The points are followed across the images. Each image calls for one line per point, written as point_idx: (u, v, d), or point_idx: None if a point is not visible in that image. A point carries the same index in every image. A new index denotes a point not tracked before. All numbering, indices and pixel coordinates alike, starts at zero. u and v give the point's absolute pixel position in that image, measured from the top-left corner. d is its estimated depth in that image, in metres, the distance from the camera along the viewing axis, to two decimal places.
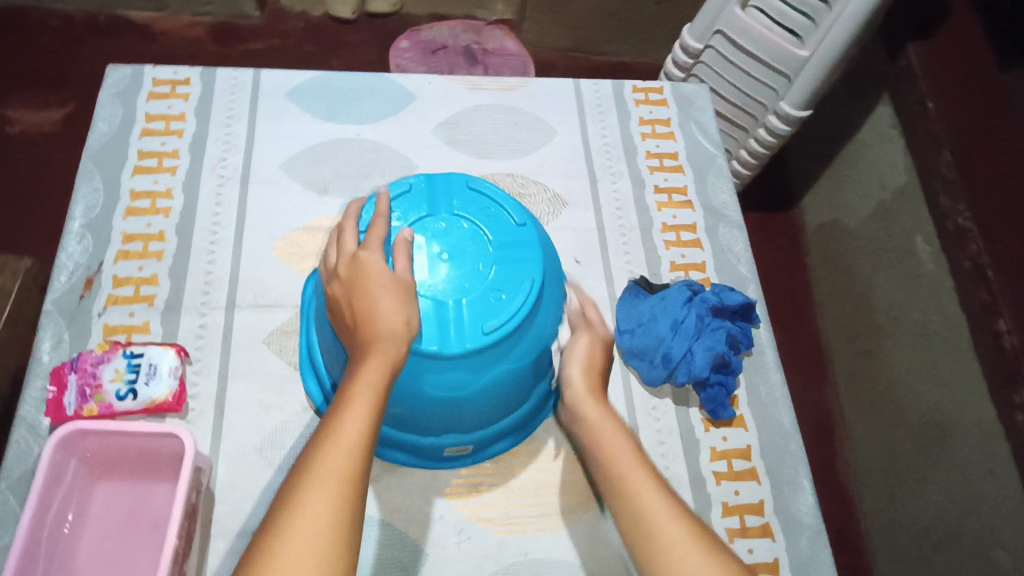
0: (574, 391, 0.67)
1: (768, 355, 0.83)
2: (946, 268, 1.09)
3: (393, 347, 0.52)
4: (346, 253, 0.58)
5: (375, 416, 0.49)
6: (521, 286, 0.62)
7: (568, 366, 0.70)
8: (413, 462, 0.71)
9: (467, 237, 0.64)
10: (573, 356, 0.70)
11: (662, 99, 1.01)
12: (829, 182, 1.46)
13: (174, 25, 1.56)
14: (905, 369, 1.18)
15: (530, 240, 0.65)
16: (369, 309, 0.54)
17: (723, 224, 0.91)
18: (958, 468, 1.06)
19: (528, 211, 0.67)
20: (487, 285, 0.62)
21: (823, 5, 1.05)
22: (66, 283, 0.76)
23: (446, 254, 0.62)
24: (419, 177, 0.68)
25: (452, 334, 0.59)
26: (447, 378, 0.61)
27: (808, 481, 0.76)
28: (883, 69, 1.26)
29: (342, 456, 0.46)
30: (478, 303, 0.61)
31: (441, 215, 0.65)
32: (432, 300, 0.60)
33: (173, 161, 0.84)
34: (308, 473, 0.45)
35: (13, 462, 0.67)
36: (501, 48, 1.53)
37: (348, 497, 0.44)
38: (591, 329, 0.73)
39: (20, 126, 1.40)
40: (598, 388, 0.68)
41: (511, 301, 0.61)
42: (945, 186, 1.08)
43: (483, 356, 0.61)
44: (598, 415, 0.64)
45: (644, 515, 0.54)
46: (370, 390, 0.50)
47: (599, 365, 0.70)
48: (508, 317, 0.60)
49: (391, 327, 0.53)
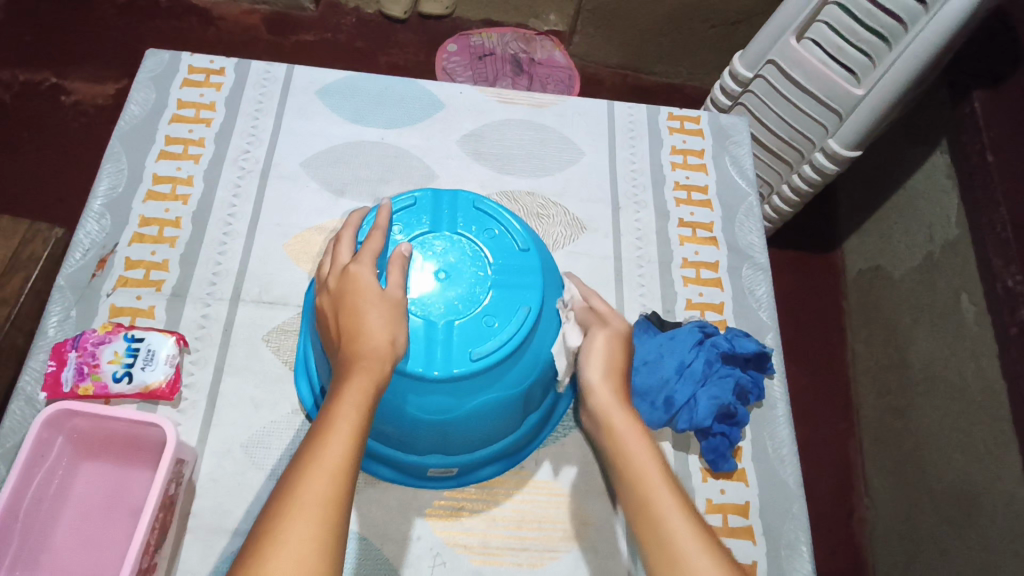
0: (598, 393, 0.60)
1: (780, 408, 0.79)
2: (991, 332, 1.02)
3: (376, 365, 0.51)
4: (339, 265, 0.58)
5: (359, 437, 0.47)
6: (515, 312, 0.60)
7: (587, 365, 0.62)
8: (396, 478, 0.69)
9: (466, 257, 0.62)
10: (592, 355, 0.62)
11: (697, 129, 0.98)
12: (874, 227, 1.39)
13: (231, 12, 1.59)
14: (935, 434, 1.11)
15: (531, 267, 0.63)
16: (354, 324, 0.53)
17: (747, 265, 0.87)
18: (983, 547, 0.99)
19: (533, 237, 0.66)
20: (481, 309, 0.60)
21: (885, 46, 0.99)
22: (80, 260, 0.77)
23: (443, 273, 0.61)
24: (427, 192, 0.67)
25: (439, 357, 0.58)
26: (432, 401, 0.59)
27: (808, 548, 0.71)
28: (942, 115, 1.20)
29: (326, 479, 0.44)
30: (470, 327, 0.59)
31: (443, 232, 0.64)
32: (422, 319, 0.59)
33: (198, 149, 0.85)
34: (289, 498, 0.43)
35: (8, 431, 0.68)
36: (550, 60, 1.53)
37: (331, 525, 0.42)
38: (606, 326, 0.64)
39: (75, 97, 1.44)
40: (621, 391, 0.60)
41: (503, 328, 0.59)
42: (998, 244, 1.01)
43: (470, 382, 0.59)
44: (626, 426, 0.56)
45: (676, 555, 0.47)
46: (354, 409, 0.48)
47: (620, 365, 0.62)
48: (501, 344, 0.58)
49: (375, 345, 0.52)
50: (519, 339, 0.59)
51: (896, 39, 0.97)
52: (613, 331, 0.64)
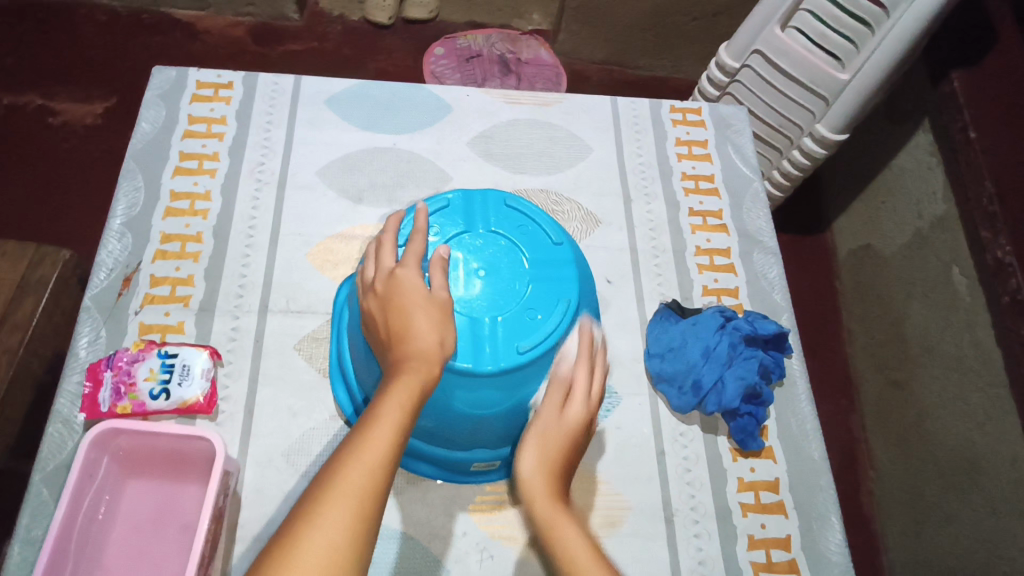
0: (532, 490, 0.56)
1: (800, 386, 0.82)
2: (984, 302, 1.05)
3: (424, 367, 0.52)
4: (384, 269, 0.59)
5: (401, 436, 0.48)
6: (556, 305, 0.63)
7: (522, 451, 0.59)
8: (439, 475, 0.71)
9: (503, 255, 0.64)
10: (528, 447, 0.59)
11: (699, 120, 1.00)
12: (862, 207, 1.43)
13: (216, 25, 1.58)
14: (936, 403, 1.15)
15: (565, 260, 0.65)
16: (404, 326, 0.54)
17: (758, 250, 0.90)
18: (989, 508, 1.02)
19: (565, 231, 0.68)
20: (523, 304, 0.62)
21: (867, 29, 1.02)
22: (105, 280, 0.77)
23: (483, 271, 0.63)
24: (459, 193, 0.68)
25: (487, 352, 0.59)
26: (479, 396, 0.61)
27: (837, 519, 0.74)
28: (924, 95, 1.23)
29: (365, 471, 0.45)
30: (514, 322, 0.61)
31: (479, 231, 0.66)
32: (467, 317, 0.60)
33: (214, 164, 0.86)
34: (329, 485, 0.44)
35: (48, 454, 0.68)
36: (538, 59, 1.55)
37: (365, 516, 0.43)
38: (561, 408, 0.61)
39: (62, 117, 1.42)
40: (556, 482, 0.57)
41: (545, 321, 0.62)
42: (985, 217, 1.04)
43: (514, 375, 0.61)
44: (556, 524, 0.53)
45: None
46: (399, 409, 0.49)
47: (559, 456, 0.59)
48: (545, 336, 0.61)
49: (424, 347, 0.53)
50: (561, 331, 0.62)
51: (877, 23, 1.00)
52: (556, 410, 0.61)
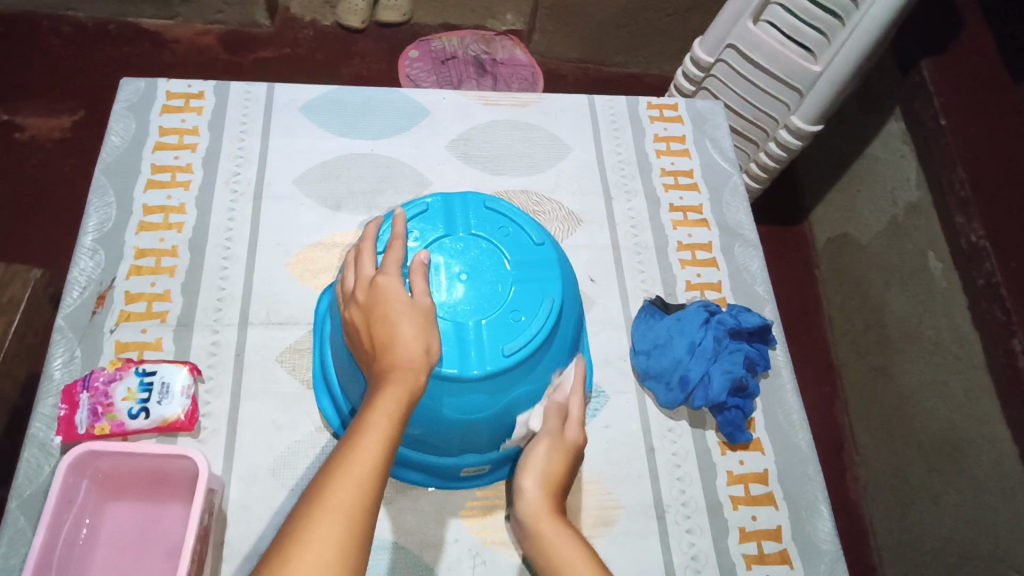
0: (534, 511, 0.60)
1: (785, 377, 0.82)
2: (959, 286, 1.07)
3: (410, 375, 0.51)
4: (365, 277, 0.58)
5: (390, 448, 0.48)
6: (540, 305, 0.63)
7: (523, 476, 0.62)
8: (429, 482, 0.70)
9: (485, 257, 0.64)
10: (529, 463, 0.63)
11: (677, 116, 1.01)
12: (838, 197, 1.45)
13: (184, 33, 1.56)
14: (917, 388, 1.16)
15: (548, 261, 0.65)
16: (389, 333, 0.53)
17: (739, 243, 0.90)
18: (972, 489, 1.03)
19: (547, 231, 0.68)
20: (507, 306, 0.62)
21: (837, 22, 1.03)
22: (78, 298, 0.75)
23: (465, 275, 0.62)
24: (439, 198, 0.68)
25: (473, 356, 0.59)
26: (468, 402, 0.61)
27: (827, 507, 0.75)
28: (896, 84, 1.24)
29: (353, 484, 0.44)
30: (499, 324, 0.61)
31: (459, 234, 0.65)
32: (451, 322, 0.60)
33: (187, 176, 0.84)
34: (316, 501, 0.43)
35: (24, 481, 0.66)
36: (512, 59, 1.54)
37: (355, 533, 0.42)
38: (557, 434, 0.64)
39: (29, 133, 1.39)
40: (554, 502, 0.61)
41: (530, 322, 0.61)
42: (958, 203, 1.06)
43: (500, 378, 0.60)
44: (558, 540, 0.56)
45: None
46: (386, 419, 0.48)
47: (559, 474, 0.63)
48: (530, 338, 0.61)
49: (411, 355, 0.52)
50: (547, 331, 0.61)
51: (848, 15, 1.01)
52: (557, 436, 0.64)
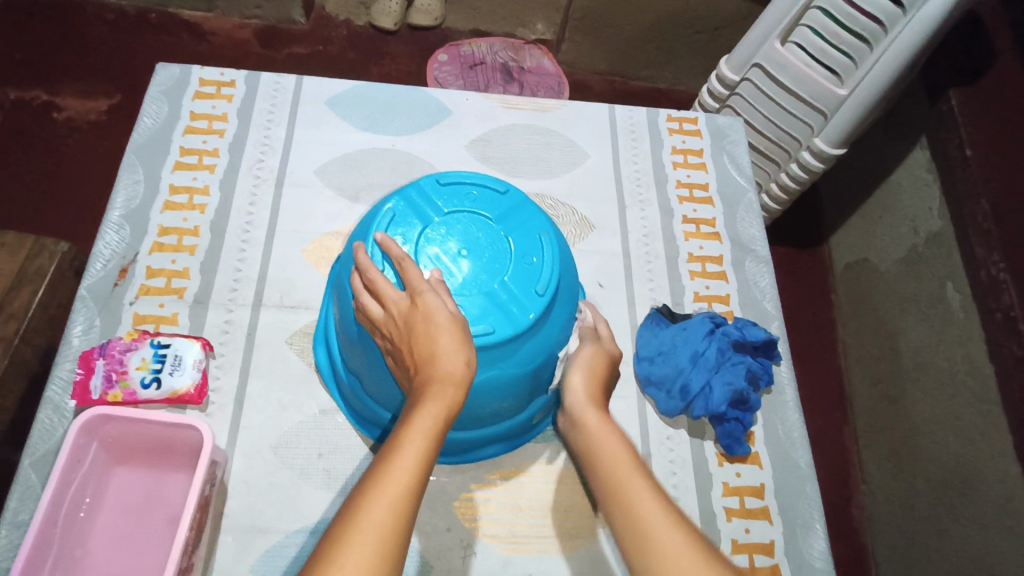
0: (580, 401, 0.64)
1: (788, 394, 0.82)
2: (976, 317, 1.06)
3: (449, 390, 0.52)
4: (391, 295, 0.58)
5: (425, 466, 0.48)
6: (538, 240, 0.67)
7: (571, 372, 0.67)
8: (508, 448, 0.74)
9: (471, 228, 0.67)
10: (577, 362, 0.68)
11: (696, 130, 1.01)
12: (858, 222, 1.44)
13: (222, 26, 1.60)
14: (927, 418, 1.15)
15: (522, 205, 0.69)
16: (429, 349, 0.54)
17: (750, 259, 0.91)
18: (978, 525, 1.02)
19: (503, 180, 0.72)
20: (516, 256, 0.66)
21: (865, 47, 1.03)
22: (101, 270, 0.78)
23: (464, 250, 0.65)
24: (396, 200, 0.68)
25: (515, 310, 0.63)
26: (528, 351, 0.65)
27: (821, 526, 0.74)
28: (923, 111, 1.24)
29: (386, 508, 0.44)
30: (519, 272, 0.65)
31: (436, 221, 0.66)
32: (483, 294, 0.63)
33: (213, 160, 0.87)
34: (352, 522, 0.43)
35: (38, 440, 0.68)
36: (540, 67, 1.56)
37: (387, 555, 0.42)
38: (597, 341, 0.71)
39: (67, 113, 1.44)
40: (600, 399, 0.66)
41: (542, 259, 0.66)
42: (980, 234, 1.05)
43: (544, 319, 0.65)
44: (598, 424, 0.61)
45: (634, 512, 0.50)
46: (422, 437, 0.49)
47: (603, 377, 0.68)
48: (549, 271, 0.66)
49: (451, 369, 0.53)
50: (555, 256, 0.67)
51: (876, 39, 1.01)
52: (599, 347, 0.70)
